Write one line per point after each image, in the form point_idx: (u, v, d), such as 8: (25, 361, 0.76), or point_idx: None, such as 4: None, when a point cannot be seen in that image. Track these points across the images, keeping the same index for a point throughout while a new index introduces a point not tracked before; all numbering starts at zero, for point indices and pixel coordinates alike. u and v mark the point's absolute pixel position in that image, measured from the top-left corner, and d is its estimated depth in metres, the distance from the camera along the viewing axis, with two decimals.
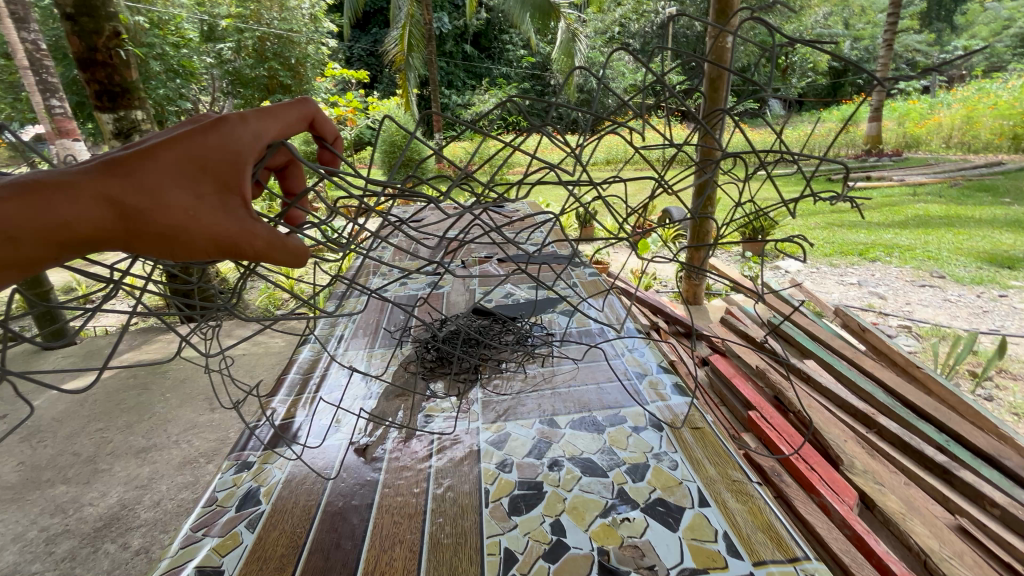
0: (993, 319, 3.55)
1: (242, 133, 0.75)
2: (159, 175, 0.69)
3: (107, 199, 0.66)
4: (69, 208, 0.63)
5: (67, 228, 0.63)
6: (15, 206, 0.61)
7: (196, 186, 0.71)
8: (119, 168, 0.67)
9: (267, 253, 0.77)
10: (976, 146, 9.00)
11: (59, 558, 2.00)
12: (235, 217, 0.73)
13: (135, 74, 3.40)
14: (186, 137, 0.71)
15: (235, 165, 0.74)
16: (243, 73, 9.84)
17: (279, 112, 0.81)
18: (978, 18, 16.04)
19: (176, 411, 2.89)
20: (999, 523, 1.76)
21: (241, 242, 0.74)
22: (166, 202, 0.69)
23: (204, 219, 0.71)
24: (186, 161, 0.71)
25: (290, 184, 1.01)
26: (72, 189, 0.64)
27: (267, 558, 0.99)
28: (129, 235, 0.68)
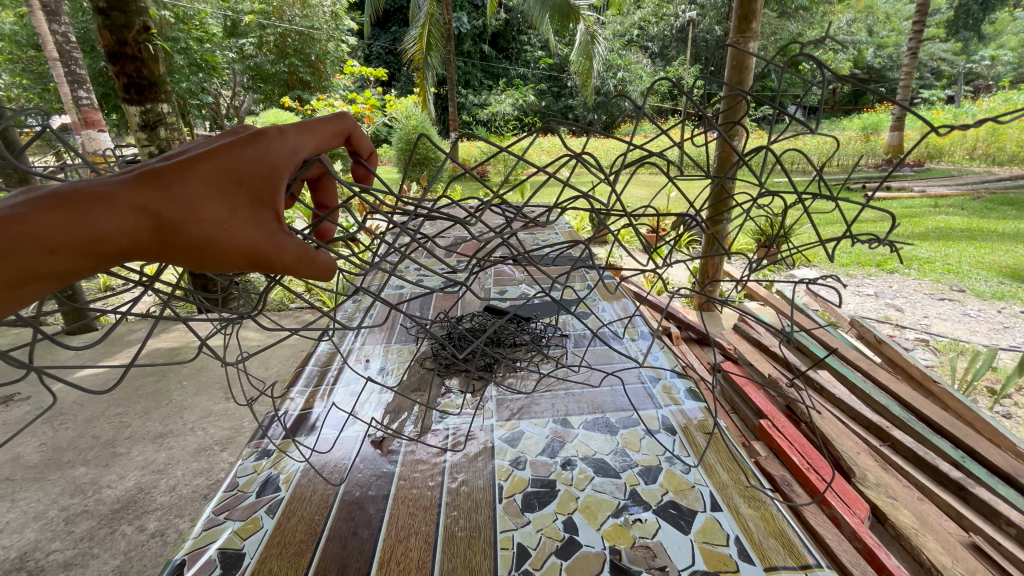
0: (1014, 336, 3.49)
1: (277, 148, 0.77)
2: (195, 187, 0.70)
3: (145, 212, 0.66)
4: (109, 220, 0.64)
5: (105, 241, 0.64)
6: (56, 217, 0.61)
7: (232, 200, 0.73)
8: (158, 181, 0.67)
9: (295, 268, 0.78)
10: (1002, 158, 8.84)
11: (78, 537, 2.06)
12: (267, 231, 0.75)
13: (162, 68, 3.48)
14: (223, 152, 0.73)
15: (270, 179, 0.76)
16: (265, 68, 10.03)
17: (313, 128, 0.84)
18: (1008, 27, 15.68)
19: (192, 399, 2.95)
20: (1015, 542, 1.73)
21: (271, 255, 0.75)
22: (200, 214, 0.70)
23: (238, 233, 0.73)
24: (224, 174, 0.72)
25: (323, 199, 1.02)
26: (113, 202, 0.64)
27: (287, 543, 1.02)
28: (163, 248, 0.69)
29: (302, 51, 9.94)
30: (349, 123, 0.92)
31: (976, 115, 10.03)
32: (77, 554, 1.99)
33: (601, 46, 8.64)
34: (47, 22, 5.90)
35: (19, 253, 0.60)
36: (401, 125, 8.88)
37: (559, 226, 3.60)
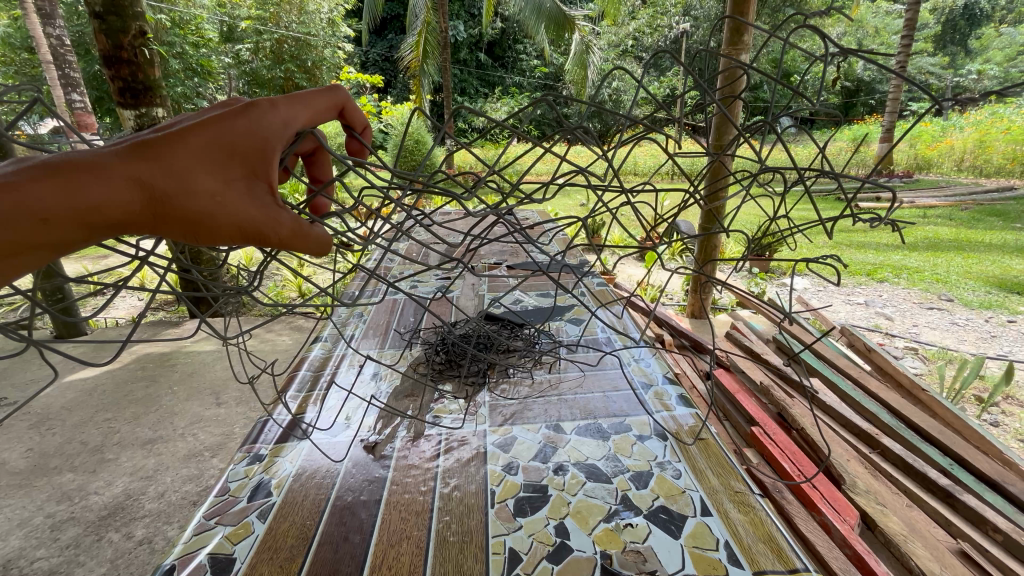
0: (1001, 344, 3.54)
1: (268, 121, 0.79)
2: (187, 160, 0.72)
3: (140, 185, 0.69)
4: (104, 191, 0.66)
5: (102, 212, 0.66)
6: (49, 188, 0.63)
7: (226, 172, 0.75)
8: (148, 153, 0.70)
9: (290, 241, 0.81)
10: (988, 170, 9.06)
11: (64, 545, 2.03)
12: (262, 203, 0.78)
13: (158, 73, 3.48)
14: (214, 126, 0.75)
15: (264, 152, 0.78)
16: (261, 73, 10.10)
17: (305, 101, 0.86)
18: (993, 43, 16.11)
19: (182, 404, 2.92)
20: (1002, 549, 1.76)
21: (265, 228, 0.78)
22: (195, 189, 0.73)
23: (232, 207, 0.75)
24: (216, 147, 0.74)
25: (315, 173, 1.05)
26: (107, 175, 0.67)
27: (278, 548, 1.01)
28: (158, 220, 0.71)
29: (299, 57, 10.03)
30: (341, 97, 0.94)
31: (962, 128, 10.25)
32: (62, 561, 1.97)
33: (596, 55, 8.75)
34: (42, 25, 5.92)
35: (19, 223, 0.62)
36: (397, 131, 8.92)
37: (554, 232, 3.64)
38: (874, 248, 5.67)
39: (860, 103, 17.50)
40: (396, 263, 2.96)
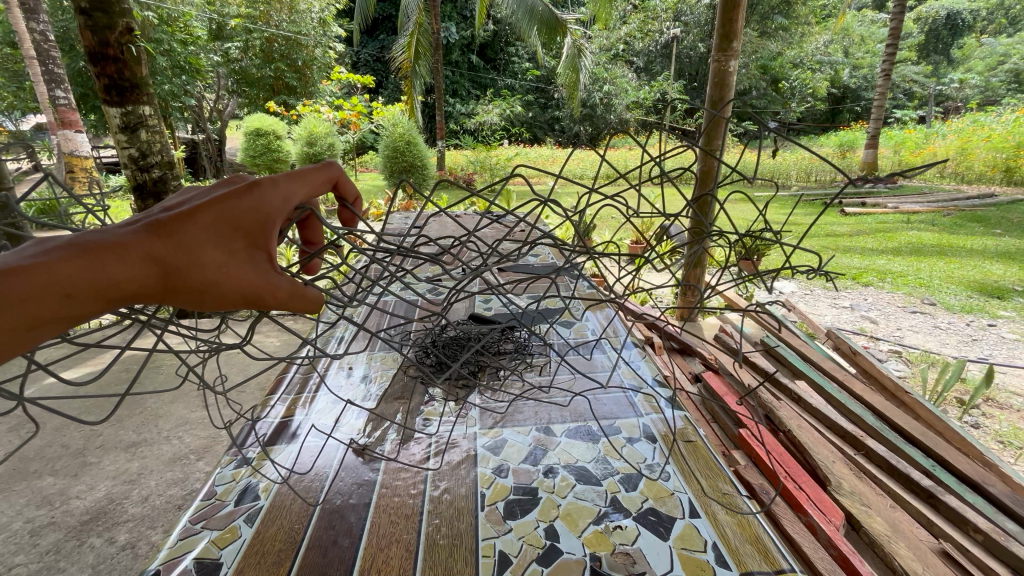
0: (982, 348, 3.61)
1: (270, 193, 0.81)
2: (195, 234, 0.74)
3: (153, 261, 0.71)
4: (120, 265, 0.68)
5: (116, 286, 0.68)
6: (69, 264, 0.65)
7: (232, 242, 0.77)
8: (161, 229, 0.72)
9: (290, 304, 0.82)
10: (970, 177, 9.31)
11: (43, 550, 1.99)
12: (264, 270, 0.80)
13: (145, 70, 3.44)
14: (221, 202, 0.77)
15: (266, 223, 0.80)
16: (250, 72, 10.12)
17: (304, 175, 0.88)
18: (974, 53, 16.50)
19: (167, 407, 2.88)
20: (982, 548, 1.79)
21: (265, 293, 0.79)
22: (204, 259, 0.75)
23: (235, 275, 0.77)
24: (224, 220, 0.77)
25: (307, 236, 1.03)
26: (123, 251, 0.69)
27: (265, 553, 1.00)
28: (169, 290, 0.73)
29: (289, 56, 10.12)
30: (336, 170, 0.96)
31: (945, 135, 10.46)
32: (43, 567, 1.92)
33: (587, 58, 8.80)
34: (25, 19, 5.83)
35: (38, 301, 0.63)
36: (387, 132, 8.91)
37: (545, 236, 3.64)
38: (860, 252, 5.77)
39: (846, 109, 17.84)
40: (386, 266, 2.95)
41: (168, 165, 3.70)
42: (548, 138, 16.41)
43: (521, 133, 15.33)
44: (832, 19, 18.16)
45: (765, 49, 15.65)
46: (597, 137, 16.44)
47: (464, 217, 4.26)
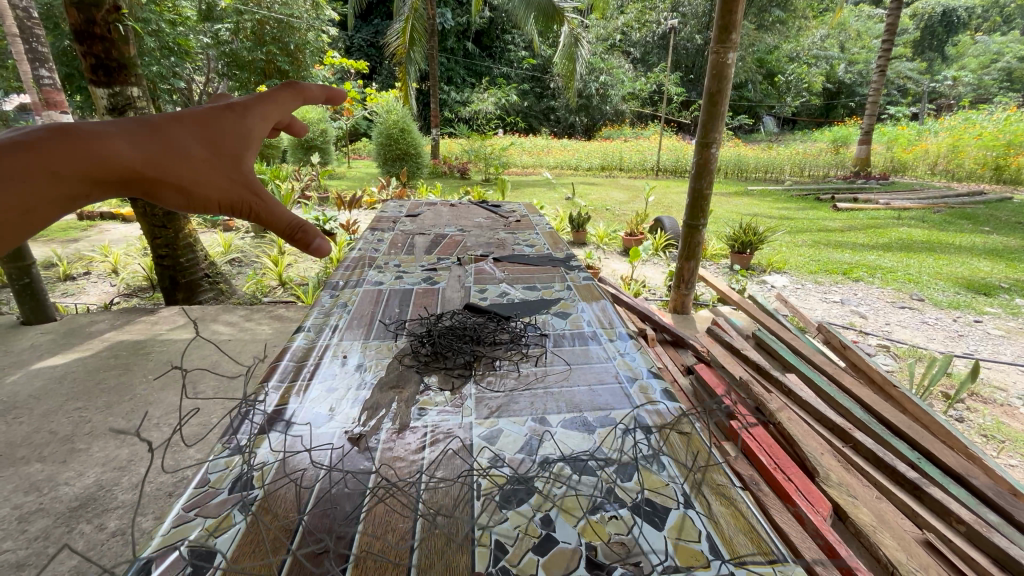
0: (968, 343, 3.67)
1: (242, 119, 1.09)
2: (185, 144, 1.02)
3: (149, 158, 0.96)
4: (120, 156, 0.92)
5: (117, 171, 0.92)
6: (85, 152, 0.88)
7: (213, 153, 1.03)
8: (156, 139, 0.99)
9: (258, 202, 1.04)
10: (960, 174, 9.47)
11: (32, 537, 1.97)
12: (244, 178, 1.04)
13: (133, 50, 3.36)
14: (203, 123, 1.04)
15: (240, 141, 1.08)
16: (241, 55, 9.96)
17: (268, 103, 1.17)
18: (968, 50, 16.58)
19: (158, 393, 2.85)
20: (965, 539, 1.83)
21: (237, 190, 1.03)
22: (191, 164, 1.00)
23: (219, 179, 1.01)
24: (207, 137, 1.04)
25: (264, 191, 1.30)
26: (125, 148, 0.94)
27: (259, 542, 0.99)
28: (161, 182, 0.97)
29: (280, 39, 9.97)
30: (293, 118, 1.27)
31: (937, 132, 10.54)
32: (31, 554, 1.90)
33: (584, 48, 8.72)
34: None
35: (54, 175, 0.84)
36: (381, 119, 8.85)
37: (539, 225, 3.63)
38: (851, 247, 5.82)
39: (840, 104, 17.95)
40: (381, 254, 2.91)
41: None
42: (543, 128, 16.41)
43: (516, 122, 15.25)
44: (829, 13, 18.18)
45: (761, 42, 15.66)
46: (593, 127, 16.45)
47: (459, 207, 4.24)
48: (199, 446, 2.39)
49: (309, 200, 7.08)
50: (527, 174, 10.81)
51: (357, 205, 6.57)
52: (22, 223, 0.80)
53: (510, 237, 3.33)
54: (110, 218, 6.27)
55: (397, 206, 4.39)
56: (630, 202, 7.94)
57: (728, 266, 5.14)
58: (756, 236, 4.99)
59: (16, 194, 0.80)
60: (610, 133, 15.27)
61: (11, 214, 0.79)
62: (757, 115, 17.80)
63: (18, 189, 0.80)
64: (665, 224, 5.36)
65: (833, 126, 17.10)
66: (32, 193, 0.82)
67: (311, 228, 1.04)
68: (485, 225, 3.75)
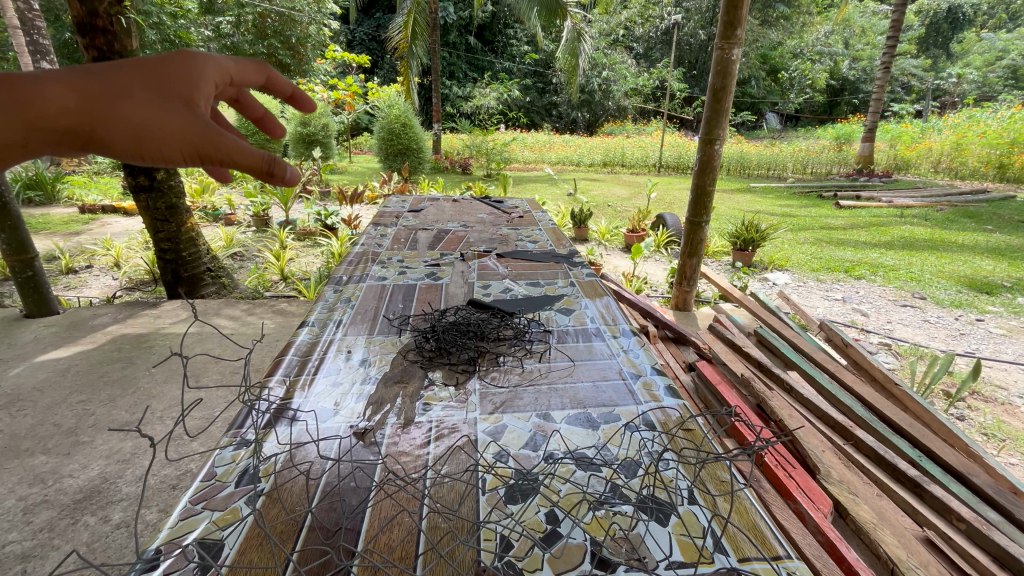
0: (969, 342, 3.67)
1: (192, 61, 1.06)
2: (129, 87, 0.99)
3: (88, 102, 0.94)
4: (56, 102, 0.91)
5: (54, 118, 0.91)
6: (16, 102, 0.88)
7: (163, 96, 1.01)
8: (97, 83, 0.96)
9: (218, 145, 1.02)
10: (964, 172, 9.45)
11: (37, 528, 1.98)
12: (199, 120, 1.02)
13: (136, 43, 3.34)
14: (151, 67, 1.02)
15: (192, 83, 1.05)
16: (243, 48, 10.12)
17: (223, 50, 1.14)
18: (973, 47, 16.52)
19: (161, 387, 2.86)
20: (965, 536, 1.85)
21: (192, 134, 1.01)
22: (137, 107, 0.98)
23: (172, 122, 0.99)
24: (154, 82, 1.01)
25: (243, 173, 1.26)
26: (60, 92, 0.92)
27: (266, 536, 1.00)
28: (105, 125, 0.95)
29: (282, 32, 10.06)
30: (266, 71, 1.25)
31: (940, 130, 10.49)
32: (36, 545, 1.91)
33: (586, 43, 8.69)
34: None
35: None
36: (383, 113, 8.83)
37: (542, 221, 3.62)
38: (852, 245, 5.81)
39: (844, 101, 17.86)
40: (384, 249, 2.91)
41: None
42: (545, 123, 16.41)
43: (518, 117, 15.26)
44: (834, 9, 18.10)
45: (765, 38, 15.60)
46: (594, 123, 16.42)
47: (461, 202, 4.24)
48: (203, 439, 2.40)
49: (310, 194, 7.07)
50: (529, 170, 10.80)
51: (359, 200, 6.56)
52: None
53: (512, 232, 3.33)
54: (112, 211, 6.28)
55: (399, 201, 4.39)
56: (632, 197, 7.95)
57: (730, 263, 5.13)
58: (758, 233, 4.99)
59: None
60: (611, 129, 15.24)
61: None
62: (760, 111, 17.77)
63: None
64: (667, 221, 5.35)
65: (835, 122, 17.03)
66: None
67: (283, 163, 1.06)
68: (487, 220, 3.74)
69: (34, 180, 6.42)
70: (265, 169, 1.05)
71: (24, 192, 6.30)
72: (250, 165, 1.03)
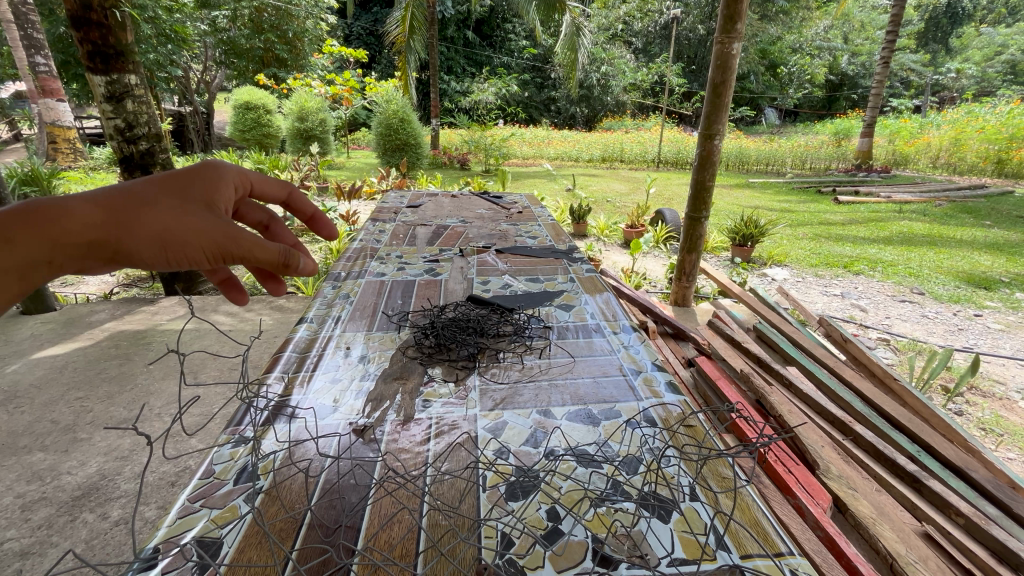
0: (968, 337, 3.68)
1: (214, 168, 0.99)
2: (150, 193, 0.89)
3: (111, 212, 0.85)
4: (78, 215, 0.82)
5: (77, 233, 0.81)
6: (39, 221, 0.79)
7: (187, 201, 0.91)
8: (120, 194, 0.87)
9: (247, 246, 0.90)
10: (962, 168, 9.44)
11: (35, 525, 1.97)
12: (226, 223, 0.91)
13: (131, 37, 3.30)
14: (175, 177, 0.94)
15: (214, 186, 0.96)
16: (239, 42, 10.18)
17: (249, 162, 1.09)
18: (972, 42, 16.50)
19: (159, 383, 2.85)
20: (963, 531, 1.84)
21: (220, 237, 0.89)
22: (157, 213, 0.88)
23: (198, 225, 0.89)
24: (179, 188, 0.93)
25: (269, 288, 1.09)
26: (83, 206, 0.84)
27: (264, 536, 0.99)
28: (127, 234, 0.85)
29: (279, 27, 10.22)
30: (290, 187, 1.13)
31: (939, 125, 10.47)
32: (35, 542, 1.90)
33: (585, 38, 8.64)
34: None
35: (9, 242, 0.77)
36: (381, 108, 8.78)
37: (541, 217, 3.62)
38: (851, 241, 5.81)
39: (843, 97, 17.85)
40: (382, 245, 2.89)
41: (156, 138, 3.55)
42: (544, 118, 16.36)
43: (517, 112, 15.24)
44: (834, 3, 18.05)
45: (764, 33, 15.57)
46: (593, 118, 16.39)
47: (460, 198, 4.23)
48: (202, 436, 2.39)
49: (308, 190, 7.04)
50: (528, 165, 10.78)
51: (357, 196, 6.52)
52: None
53: (511, 228, 3.32)
54: None
55: (398, 196, 4.38)
56: (630, 193, 7.95)
57: (729, 259, 5.13)
58: (757, 229, 4.99)
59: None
60: (610, 124, 15.21)
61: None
62: (759, 107, 17.77)
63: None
64: (666, 217, 5.35)
65: (834, 118, 17.01)
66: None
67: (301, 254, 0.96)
68: (487, 216, 3.73)
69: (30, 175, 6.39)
70: (281, 261, 0.93)
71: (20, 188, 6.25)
72: (269, 259, 0.92)
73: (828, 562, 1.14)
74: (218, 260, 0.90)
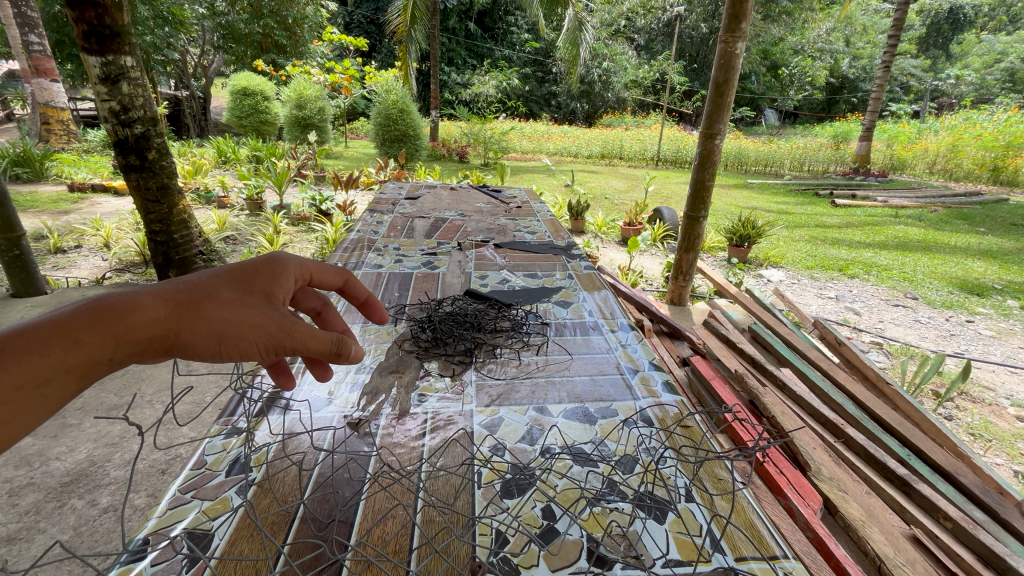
0: (959, 343, 3.71)
1: (275, 258, 0.94)
2: (214, 286, 0.84)
3: (176, 307, 0.78)
4: (144, 310, 0.74)
5: (142, 328, 0.73)
6: (106, 315, 0.70)
7: (251, 293, 0.87)
8: (186, 288, 0.81)
9: (307, 341, 0.86)
10: (958, 174, 9.55)
11: (23, 511, 1.95)
12: (286, 315, 0.87)
13: (127, 18, 3.25)
14: (238, 265, 0.90)
15: (275, 277, 0.91)
16: (238, 27, 10.07)
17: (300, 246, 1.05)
18: (972, 49, 16.52)
19: (150, 369, 2.83)
20: (951, 535, 1.85)
21: (284, 331, 0.85)
22: (221, 305, 0.82)
23: (261, 319, 0.84)
24: (242, 279, 0.88)
25: (315, 373, 1.00)
26: (148, 300, 0.76)
27: (253, 533, 0.97)
28: (191, 328, 0.78)
29: (279, 12, 10.05)
30: (347, 274, 1.07)
31: (937, 131, 10.50)
32: (21, 528, 1.88)
33: (588, 33, 8.57)
34: None
35: (75, 342, 0.67)
36: (380, 98, 8.72)
37: (540, 212, 3.60)
38: (847, 244, 5.83)
39: (843, 100, 17.90)
40: (380, 237, 2.87)
41: (152, 122, 3.47)
42: (544, 113, 16.32)
43: (517, 106, 15.21)
44: (838, 6, 18.03)
45: (766, 33, 15.56)
46: (593, 114, 16.38)
47: (460, 191, 4.22)
48: (194, 425, 2.37)
49: (305, 178, 6.99)
50: (526, 160, 10.77)
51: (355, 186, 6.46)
52: (36, 400, 0.63)
53: (510, 222, 3.30)
54: (102, 190, 6.15)
55: (397, 186, 4.35)
56: (629, 190, 7.91)
57: (726, 259, 5.13)
58: (754, 229, 4.99)
59: (40, 367, 0.64)
60: (610, 120, 15.21)
61: (22, 391, 0.62)
62: (759, 108, 17.79)
63: (38, 364, 0.64)
64: (664, 216, 5.36)
65: (834, 121, 17.09)
66: (50, 365, 0.64)
67: (353, 343, 0.91)
68: (487, 209, 3.71)
69: (22, 156, 6.27)
70: (334, 350, 0.88)
71: (11, 168, 6.14)
72: (321, 349, 0.87)
73: (817, 562, 1.13)
74: (272, 352, 0.85)
